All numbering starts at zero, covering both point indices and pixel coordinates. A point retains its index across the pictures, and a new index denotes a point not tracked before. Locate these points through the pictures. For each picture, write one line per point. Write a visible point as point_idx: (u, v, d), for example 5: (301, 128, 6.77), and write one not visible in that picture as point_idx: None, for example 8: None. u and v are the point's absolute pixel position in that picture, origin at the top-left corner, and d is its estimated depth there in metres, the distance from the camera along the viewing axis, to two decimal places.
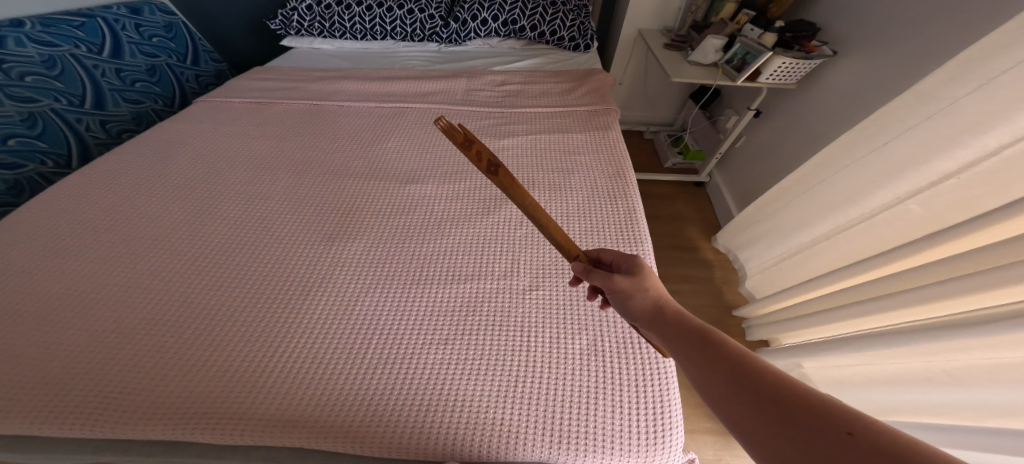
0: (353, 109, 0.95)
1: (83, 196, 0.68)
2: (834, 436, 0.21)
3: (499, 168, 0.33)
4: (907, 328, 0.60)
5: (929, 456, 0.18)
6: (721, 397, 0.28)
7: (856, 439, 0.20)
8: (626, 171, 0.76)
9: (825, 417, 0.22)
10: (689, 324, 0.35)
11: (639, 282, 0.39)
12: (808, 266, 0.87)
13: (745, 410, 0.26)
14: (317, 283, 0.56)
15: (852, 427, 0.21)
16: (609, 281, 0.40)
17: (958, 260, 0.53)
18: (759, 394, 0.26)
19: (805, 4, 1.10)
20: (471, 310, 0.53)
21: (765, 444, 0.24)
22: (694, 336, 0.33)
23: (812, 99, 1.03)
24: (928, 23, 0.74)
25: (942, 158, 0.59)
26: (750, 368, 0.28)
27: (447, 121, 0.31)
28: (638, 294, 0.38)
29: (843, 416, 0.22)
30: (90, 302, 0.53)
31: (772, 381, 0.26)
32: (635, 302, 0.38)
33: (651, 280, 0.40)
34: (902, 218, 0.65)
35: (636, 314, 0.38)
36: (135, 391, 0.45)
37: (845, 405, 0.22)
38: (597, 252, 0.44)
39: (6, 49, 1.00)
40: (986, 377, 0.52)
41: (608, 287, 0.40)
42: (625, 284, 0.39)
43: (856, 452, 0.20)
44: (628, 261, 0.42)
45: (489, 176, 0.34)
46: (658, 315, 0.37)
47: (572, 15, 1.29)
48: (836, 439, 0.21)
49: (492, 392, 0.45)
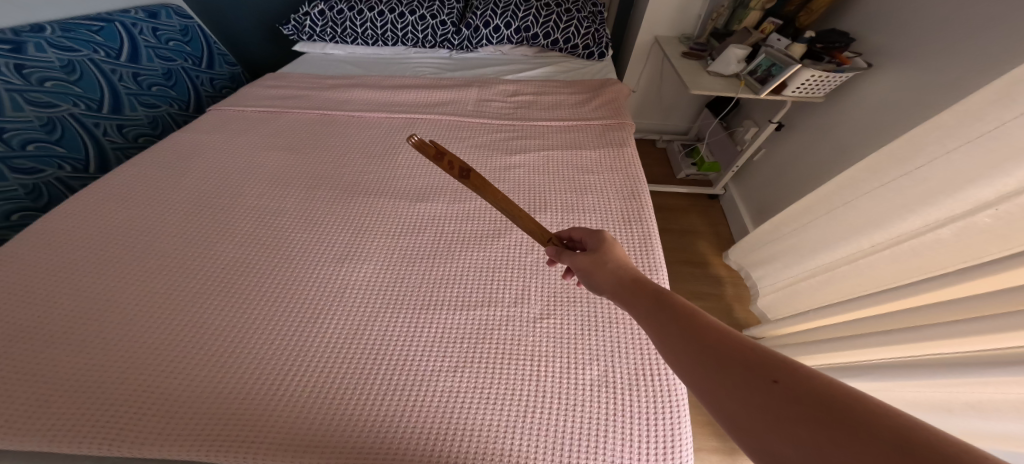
0: (364, 120, 0.95)
1: (99, 209, 0.69)
2: (763, 386, 0.23)
3: (469, 173, 0.42)
4: (929, 359, 0.58)
5: (839, 391, 0.21)
6: (663, 352, 0.29)
7: (781, 386, 0.22)
8: (641, 191, 0.74)
9: (756, 364, 0.24)
10: (645, 287, 0.35)
11: (600, 257, 0.40)
12: (826, 290, 0.84)
13: (689, 369, 0.26)
14: (327, 308, 0.55)
15: (779, 376, 0.23)
16: (573, 259, 0.41)
17: (988, 298, 0.50)
18: (701, 351, 0.27)
19: (837, 12, 1.05)
20: (481, 337, 0.52)
21: (708, 402, 0.24)
22: (646, 299, 0.33)
23: (841, 112, 0.99)
24: (975, 40, 0.70)
25: (980, 184, 0.55)
26: (693, 325, 0.29)
27: (418, 139, 0.41)
28: (599, 266, 0.39)
29: (769, 363, 0.24)
30: (102, 320, 0.53)
31: (711, 333, 0.28)
32: (596, 276, 0.39)
33: (611, 251, 0.40)
34: (932, 247, 0.62)
35: (597, 286, 0.38)
36: (142, 415, 0.45)
37: (773, 355, 0.24)
38: (566, 232, 0.46)
39: (27, 55, 1.01)
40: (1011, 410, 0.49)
41: (573, 264, 0.42)
42: (585, 261, 0.40)
43: (784, 399, 0.22)
44: (593, 237, 0.43)
45: (462, 180, 0.42)
46: (616, 284, 0.37)
47: (587, 21, 1.26)
48: (764, 387, 0.23)
49: (500, 422, 0.44)
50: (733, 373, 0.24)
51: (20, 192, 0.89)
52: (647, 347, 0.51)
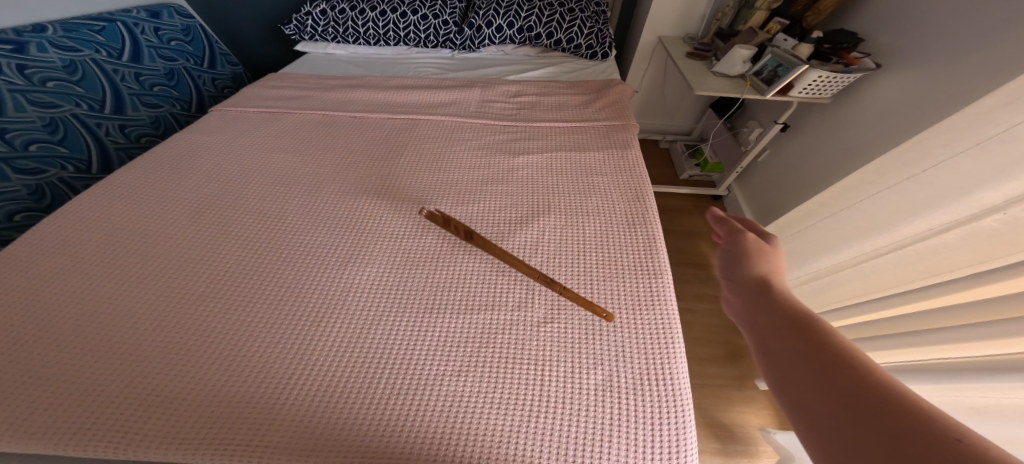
0: (367, 121, 0.94)
1: (101, 211, 0.69)
2: (930, 439, 0.23)
3: (472, 235, 0.63)
4: (940, 365, 0.55)
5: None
6: (799, 375, 0.31)
7: (954, 443, 0.22)
8: (645, 194, 0.74)
9: (911, 415, 0.24)
10: (790, 304, 0.37)
11: (761, 258, 0.43)
12: (830, 293, 0.84)
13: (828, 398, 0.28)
14: (331, 311, 0.55)
15: (950, 434, 0.23)
16: (737, 255, 0.45)
17: (988, 304, 0.49)
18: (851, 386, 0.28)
19: (844, 12, 1.04)
20: (486, 341, 0.52)
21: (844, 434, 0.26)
22: (787, 317, 0.35)
23: (848, 114, 0.99)
24: (987, 42, 0.69)
25: (988, 188, 0.54)
26: (845, 357, 0.30)
27: (426, 211, 0.66)
28: (758, 265, 0.42)
29: (937, 421, 0.24)
30: (101, 323, 0.53)
31: (861, 372, 0.28)
32: (746, 270, 0.43)
33: (769, 256, 0.43)
34: (936, 252, 0.61)
35: (740, 283, 0.42)
36: (139, 420, 0.44)
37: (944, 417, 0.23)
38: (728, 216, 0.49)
39: (29, 55, 1.01)
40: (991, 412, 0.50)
41: (734, 255, 0.45)
42: (750, 254, 0.44)
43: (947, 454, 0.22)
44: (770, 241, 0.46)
45: (468, 240, 0.64)
46: (754, 286, 0.40)
47: (591, 21, 1.25)
48: (929, 442, 0.23)
49: (505, 427, 0.44)
50: (878, 419, 0.25)
51: (23, 193, 0.89)
52: (651, 352, 0.51)
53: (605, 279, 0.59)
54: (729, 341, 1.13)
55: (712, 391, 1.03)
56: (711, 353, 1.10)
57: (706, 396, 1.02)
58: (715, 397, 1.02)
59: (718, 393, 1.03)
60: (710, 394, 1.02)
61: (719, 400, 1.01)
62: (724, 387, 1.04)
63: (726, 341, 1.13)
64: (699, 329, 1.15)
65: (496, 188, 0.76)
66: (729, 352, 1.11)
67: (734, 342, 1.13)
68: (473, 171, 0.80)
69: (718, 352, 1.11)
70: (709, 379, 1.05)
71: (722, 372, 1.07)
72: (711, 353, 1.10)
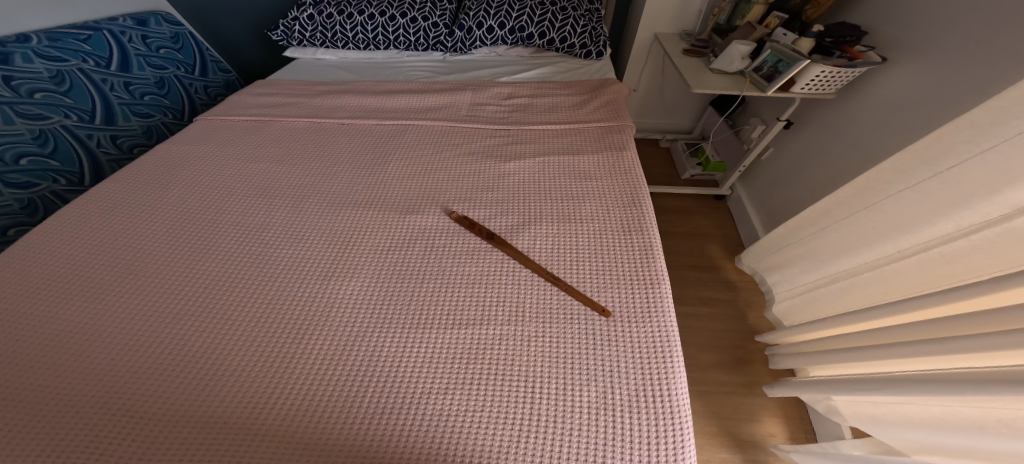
0: (355, 127, 0.92)
1: (79, 227, 0.67)
2: None
3: (493, 237, 0.64)
4: (960, 374, 0.52)
5: None
6: None
7: None
8: (643, 199, 0.71)
9: None
10: None
11: None
12: (847, 297, 0.81)
13: None
14: (315, 327, 0.53)
15: None
16: None
17: (1001, 312, 0.48)
18: None
19: (847, 5, 1.02)
20: (473, 357, 0.49)
21: None
22: None
23: (855, 111, 0.96)
24: (992, 34, 0.67)
25: (1016, 188, 0.51)
26: None
27: (449, 209, 0.71)
28: None
29: None
30: (68, 346, 0.51)
31: None
32: None
33: None
34: (964, 254, 0.58)
35: None
36: (97, 456, 0.40)
37: None
38: None
39: (14, 66, 0.99)
40: (1000, 421, 0.48)
41: None
42: None
43: None
44: None
45: (488, 240, 0.64)
46: None
47: (584, 19, 1.23)
48: None
49: (493, 446, 0.41)
50: None
51: (16, 207, 0.89)
52: (648, 366, 0.47)
53: (599, 290, 0.56)
54: (734, 346, 1.10)
55: (720, 400, 0.99)
56: (717, 359, 1.07)
57: (712, 404, 0.99)
58: (724, 405, 0.98)
59: (725, 402, 0.99)
60: (718, 402, 0.99)
61: (726, 408, 0.98)
62: (731, 394, 1.00)
63: (733, 347, 1.10)
64: (703, 334, 1.12)
65: (485, 195, 0.74)
66: (735, 358, 1.07)
67: (740, 347, 1.10)
68: (462, 179, 0.77)
69: (724, 358, 1.07)
70: (715, 386, 1.02)
71: (728, 379, 1.03)
72: (717, 358, 1.07)
